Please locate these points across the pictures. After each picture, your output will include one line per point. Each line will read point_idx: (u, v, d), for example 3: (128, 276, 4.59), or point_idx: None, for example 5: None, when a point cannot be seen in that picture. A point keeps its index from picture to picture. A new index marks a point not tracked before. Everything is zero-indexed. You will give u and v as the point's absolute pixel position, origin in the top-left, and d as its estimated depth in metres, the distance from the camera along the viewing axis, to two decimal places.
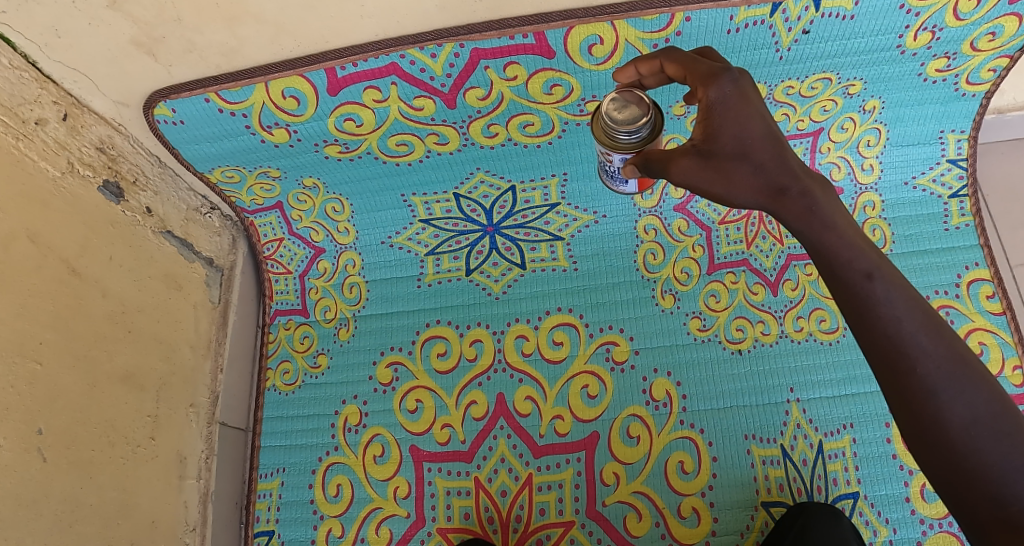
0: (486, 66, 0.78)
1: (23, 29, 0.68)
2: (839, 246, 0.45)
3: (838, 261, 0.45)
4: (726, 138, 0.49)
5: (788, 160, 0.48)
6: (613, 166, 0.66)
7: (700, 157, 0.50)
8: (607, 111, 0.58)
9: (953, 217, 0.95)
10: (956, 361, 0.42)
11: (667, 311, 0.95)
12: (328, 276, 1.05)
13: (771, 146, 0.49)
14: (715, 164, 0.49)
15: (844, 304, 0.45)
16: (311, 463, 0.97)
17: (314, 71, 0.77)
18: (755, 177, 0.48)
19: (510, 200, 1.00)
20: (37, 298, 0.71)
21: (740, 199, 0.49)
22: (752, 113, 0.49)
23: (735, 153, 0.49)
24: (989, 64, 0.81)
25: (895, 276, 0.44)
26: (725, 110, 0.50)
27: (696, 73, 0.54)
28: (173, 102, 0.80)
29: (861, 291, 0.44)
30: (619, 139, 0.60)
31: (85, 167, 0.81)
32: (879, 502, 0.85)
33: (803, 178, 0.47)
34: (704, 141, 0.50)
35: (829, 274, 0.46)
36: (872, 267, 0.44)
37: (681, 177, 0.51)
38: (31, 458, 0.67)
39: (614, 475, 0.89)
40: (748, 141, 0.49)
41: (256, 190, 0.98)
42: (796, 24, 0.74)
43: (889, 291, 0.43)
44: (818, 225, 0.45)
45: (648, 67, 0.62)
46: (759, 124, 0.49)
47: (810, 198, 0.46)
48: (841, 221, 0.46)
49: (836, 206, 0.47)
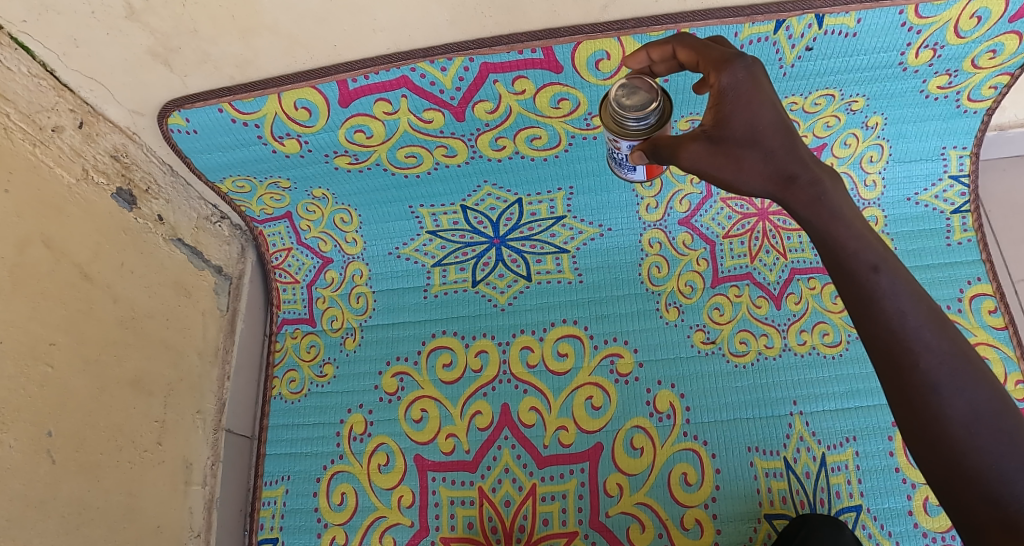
0: (495, 79, 0.79)
1: (42, 38, 0.70)
2: (846, 236, 0.45)
3: (844, 252, 0.45)
4: (736, 125, 0.50)
5: (798, 148, 0.49)
6: (620, 153, 0.67)
7: (709, 143, 0.51)
8: (616, 97, 0.59)
9: (955, 233, 0.96)
10: (958, 357, 0.43)
11: (671, 324, 0.96)
12: (335, 286, 1.06)
13: (781, 134, 0.49)
14: (724, 150, 0.50)
15: (848, 297, 0.46)
16: (316, 471, 0.97)
17: (326, 83, 0.78)
18: (764, 164, 0.49)
19: (516, 212, 1.02)
20: (49, 301, 0.72)
21: (749, 186, 0.49)
22: (764, 100, 0.50)
23: (746, 139, 0.50)
24: (989, 81, 0.83)
25: (900, 270, 0.44)
26: (736, 96, 0.51)
27: (708, 58, 0.56)
28: (187, 112, 0.82)
29: (864, 283, 0.44)
30: (627, 125, 0.61)
31: (99, 174, 0.82)
32: (882, 515, 0.85)
33: (812, 167, 0.48)
34: (715, 127, 0.51)
35: (836, 267, 0.46)
36: (878, 259, 0.44)
37: (691, 163, 0.52)
38: (41, 459, 0.68)
39: (617, 486, 0.89)
40: (758, 128, 0.50)
41: (266, 200, 1.00)
42: (800, 41, 0.75)
43: (895, 283, 0.44)
44: (826, 216, 0.46)
45: (660, 53, 0.63)
46: (770, 111, 0.50)
47: (818, 188, 0.47)
48: (848, 211, 0.46)
49: (843, 196, 0.47)
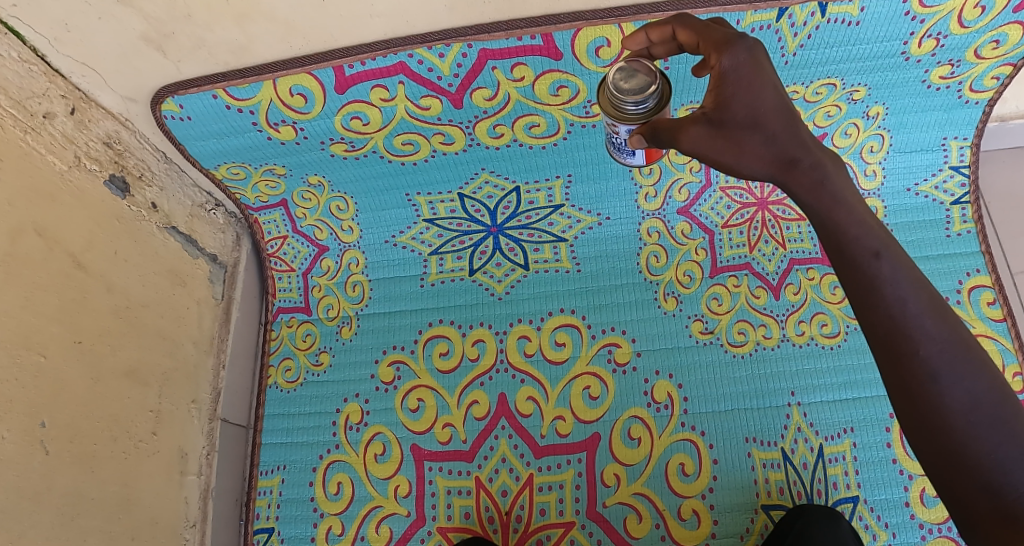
0: (494, 66, 0.78)
1: (33, 23, 0.68)
2: (848, 222, 0.45)
3: (846, 238, 0.45)
4: (737, 107, 0.50)
5: (800, 132, 0.48)
6: (618, 138, 0.66)
7: (711, 126, 0.50)
8: (614, 81, 0.57)
9: (955, 224, 0.96)
10: (958, 345, 0.42)
11: (669, 314, 0.96)
12: (331, 274, 1.06)
13: (783, 117, 0.49)
14: (725, 133, 0.49)
15: (848, 284, 0.45)
16: (312, 460, 0.97)
17: (322, 69, 0.77)
18: (765, 148, 0.48)
19: (514, 200, 1.01)
20: (42, 291, 0.71)
21: (749, 170, 0.49)
22: (765, 83, 0.49)
23: (747, 122, 0.49)
24: (992, 72, 0.82)
25: (902, 256, 0.44)
26: (737, 78, 0.50)
27: (708, 40, 0.54)
28: (181, 98, 0.81)
29: (864, 269, 0.44)
30: (626, 109, 0.60)
31: (91, 161, 0.81)
32: (879, 506, 0.85)
33: (814, 151, 0.47)
34: (716, 109, 0.51)
35: (837, 253, 0.46)
36: (879, 245, 0.44)
37: (691, 146, 0.51)
38: (34, 450, 0.67)
39: (615, 476, 0.89)
40: (759, 112, 0.49)
41: (261, 187, 0.99)
42: (802, 29, 0.74)
43: (896, 269, 0.43)
44: (827, 200, 0.46)
45: (659, 34, 0.61)
46: (771, 95, 0.49)
47: (820, 172, 0.46)
48: (850, 197, 0.46)
49: (845, 181, 0.47)
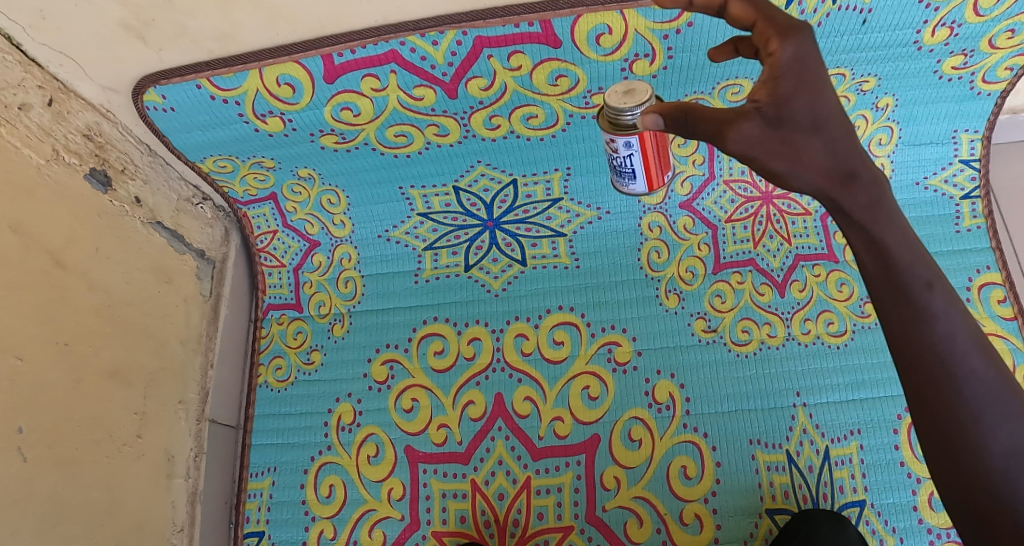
0: (490, 54, 0.75)
1: (8, 9, 0.66)
2: (904, 249, 0.41)
3: (900, 265, 0.41)
4: (799, 108, 0.44)
5: (856, 144, 0.44)
6: (618, 159, 0.67)
7: (766, 126, 0.44)
8: (613, 91, 0.60)
9: (964, 219, 0.93)
10: (1003, 387, 0.40)
11: (671, 311, 0.93)
12: (322, 270, 1.03)
13: (844, 127, 0.44)
14: (782, 136, 0.44)
15: (895, 313, 0.41)
16: (303, 462, 0.94)
17: (311, 57, 0.74)
18: (824, 156, 0.43)
19: (511, 194, 0.98)
20: (20, 291, 0.68)
21: (802, 179, 0.44)
22: (827, 87, 0.45)
23: (807, 128, 0.44)
24: (1006, 62, 0.79)
25: (952, 291, 0.41)
26: (798, 76, 0.45)
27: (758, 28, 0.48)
28: (164, 88, 0.77)
29: (918, 297, 0.40)
30: (624, 120, 0.61)
31: (70, 155, 0.77)
32: (886, 510, 0.82)
33: (871, 167, 0.43)
34: (772, 107, 0.44)
35: (889, 280, 0.42)
36: (932, 276, 0.41)
37: (739, 143, 0.45)
38: (12, 457, 0.64)
39: (614, 479, 0.87)
40: (820, 117, 0.44)
41: (249, 180, 0.95)
42: (813, 16, 0.71)
43: (947, 304, 0.40)
44: (885, 222, 0.42)
45: None
46: (832, 100, 0.44)
47: (881, 191, 0.42)
48: (905, 222, 0.42)
49: (900, 209, 0.43)
